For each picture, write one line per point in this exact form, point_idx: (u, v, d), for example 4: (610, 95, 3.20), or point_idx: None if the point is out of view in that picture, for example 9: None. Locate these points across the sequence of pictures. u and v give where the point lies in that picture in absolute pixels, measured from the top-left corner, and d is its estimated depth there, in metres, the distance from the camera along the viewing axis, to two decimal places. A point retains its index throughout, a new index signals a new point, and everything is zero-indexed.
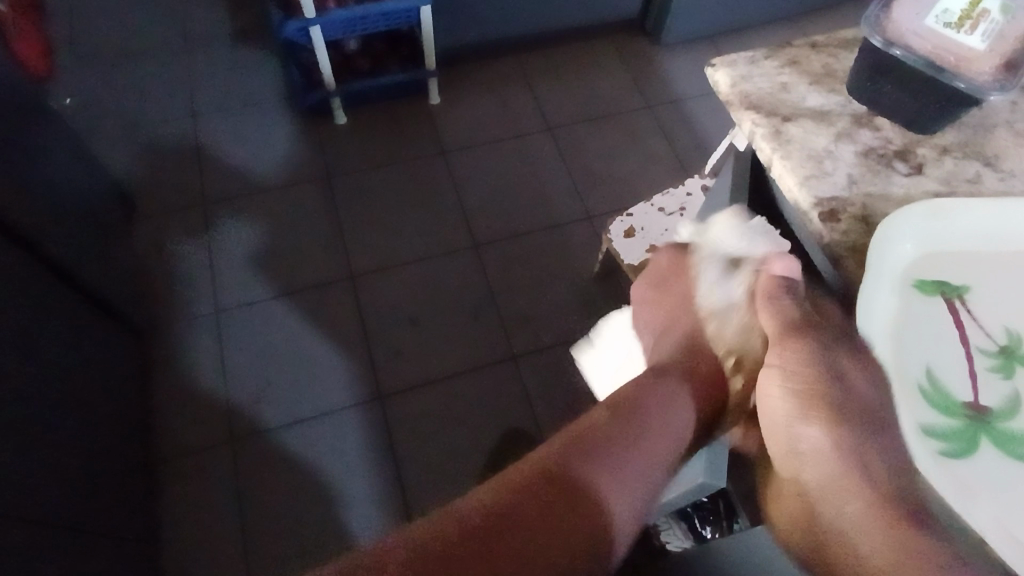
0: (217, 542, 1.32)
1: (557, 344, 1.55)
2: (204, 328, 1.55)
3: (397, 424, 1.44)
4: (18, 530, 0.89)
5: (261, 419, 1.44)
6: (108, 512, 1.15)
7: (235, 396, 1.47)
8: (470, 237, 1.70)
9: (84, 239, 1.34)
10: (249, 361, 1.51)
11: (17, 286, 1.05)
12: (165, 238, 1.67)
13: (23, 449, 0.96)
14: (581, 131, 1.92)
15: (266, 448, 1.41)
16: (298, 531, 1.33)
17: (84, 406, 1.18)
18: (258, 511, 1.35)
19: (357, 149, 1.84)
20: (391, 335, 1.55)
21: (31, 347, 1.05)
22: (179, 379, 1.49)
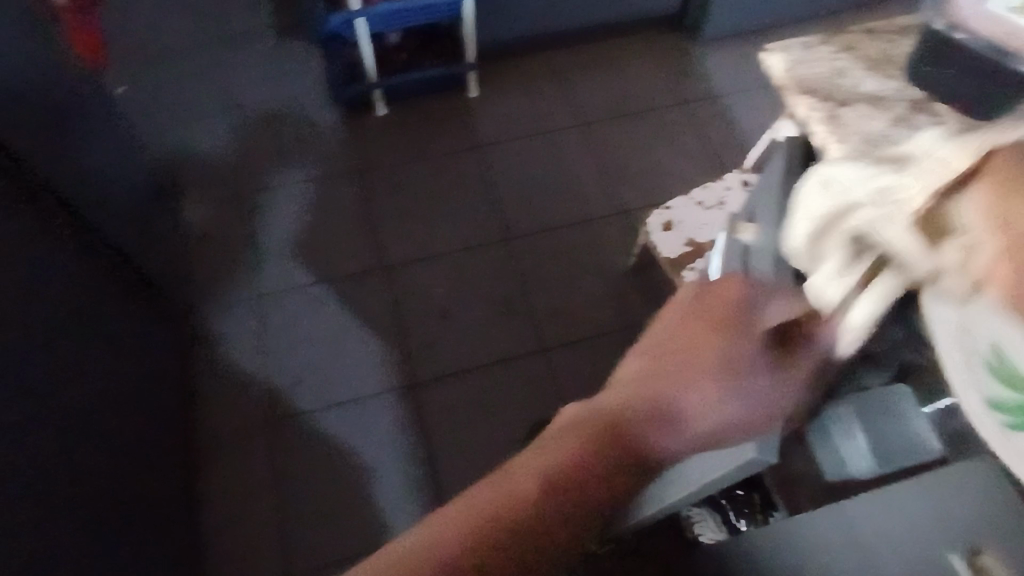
0: (253, 520, 1.36)
1: (589, 337, 1.56)
2: (246, 312, 1.59)
3: (429, 411, 1.47)
4: (59, 504, 0.92)
5: (298, 404, 1.48)
6: (149, 488, 1.20)
7: (275, 378, 1.51)
8: (504, 230, 1.72)
9: (133, 223, 1.39)
10: (289, 345, 1.55)
11: (65, 267, 1.09)
12: (208, 226, 1.72)
13: (69, 422, 1.01)
14: (616, 126, 1.92)
15: (303, 430, 1.45)
16: (332, 514, 1.37)
17: (129, 384, 1.22)
18: (294, 492, 1.39)
19: (395, 140, 1.87)
20: (425, 324, 1.57)
21: (79, 327, 1.10)
22: (221, 362, 1.53)
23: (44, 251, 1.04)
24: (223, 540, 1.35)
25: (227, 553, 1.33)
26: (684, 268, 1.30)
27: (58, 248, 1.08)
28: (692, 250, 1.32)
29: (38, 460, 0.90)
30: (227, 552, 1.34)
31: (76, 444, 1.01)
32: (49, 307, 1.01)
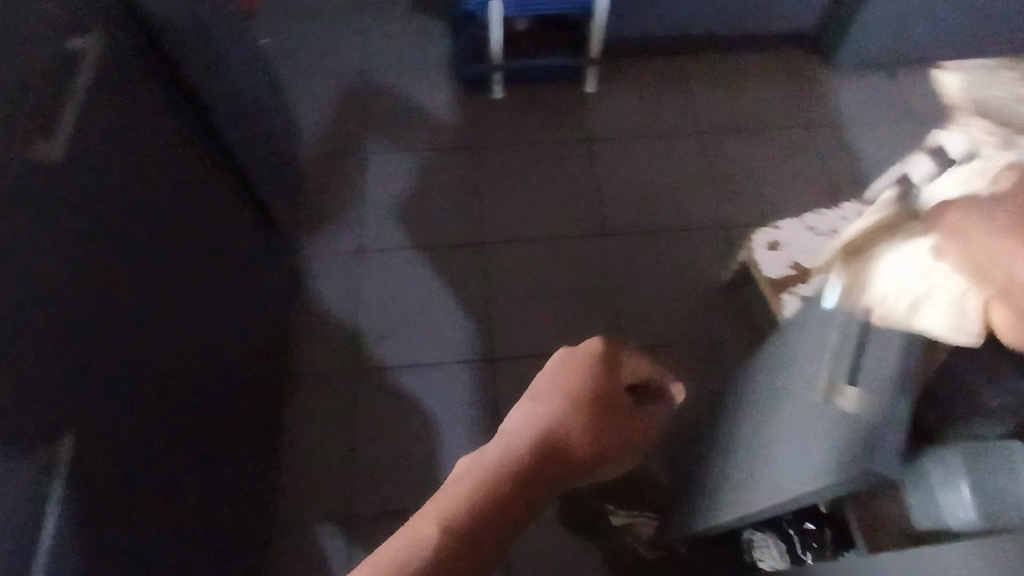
0: (326, 457, 1.43)
1: (670, 345, 1.54)
2: (345, 262, 1.66)
3: (503, 388, 1.50)
4: (191, 400, 1.00)
5: (381, 357, 1.54)
6: (254, 408, 1.27)
7: (362, 329, 1.57)
8: (600, 225, 1.72)
9: (280, 163, 1.48)
10: (380, 301, 1.61)
11: (220, 194, 1.18)
12: (321, 176, 1.79)
13: (212, 329, 1.09)
14: (730, 140, 1.88)
15: (383, 383, 1.51)
16: (399, 467, 1.42)
17: (253, 308, 1.30)
18: (366, 439, 1.45)
19: (507, 122, 1.90)
20: (511, 303, 1.60)
21: (224, 248, 1.17)
22: (315, 306, 1.61)
23: (201, 171, 1.11)
24: (295, 469, 1.42)
25: (297, 481, 1.41)
26: (786, 291, 1.27)
27: (212, 170, 1.15)
28: (799, 274, 1.28)
29: (177, 363, 0.96)
30: (298, 481, 1.41)
31: (202, 356, 1.06)
32: (200, 223, 1.08)
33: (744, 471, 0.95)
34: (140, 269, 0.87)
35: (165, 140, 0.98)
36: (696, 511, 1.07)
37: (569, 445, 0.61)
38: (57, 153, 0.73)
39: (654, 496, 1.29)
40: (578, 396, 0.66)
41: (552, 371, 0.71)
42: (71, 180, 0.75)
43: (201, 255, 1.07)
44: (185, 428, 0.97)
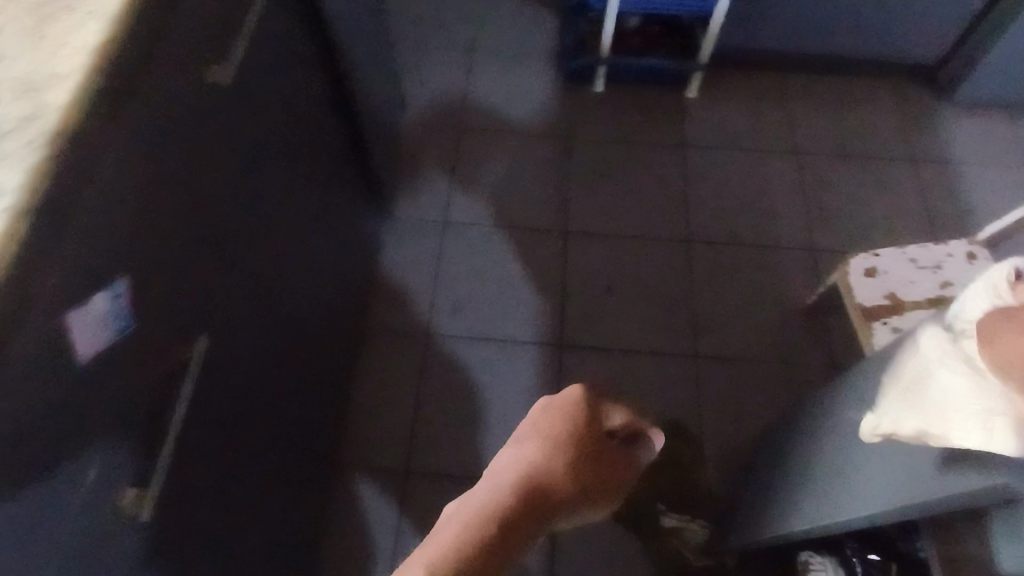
0: (391, 413, 1.47)
1: (742, 359, 1.52)
2: (430, 231, 1.70)
3: (568, 375, 1.51)
4: (292, 333, 1.05)
5: (454, 327, 1.58)
6: (336, 354, 1.32)
7: (439, 297, 1.61)
8: (685, 230, 1.71)
9: (384, 124, 1.52)
10: (459, 272, 1.65)
11: (339, 146, 1.23)
12: (416, 144, 1.83)
13: (316, 272, 1.14)
14: (829, 164, 1.83)
15: (453, 352, 1.54)
16: (460, 434, 1.45)
17: (348, 261, 1.34)
18: (431, 402, 1.48)
19: (604, 118, 1.91)
20: (587, 295, 1.62)
21: (335, 199, 1.22)
22: (395, 269, 1.65)
23: (328, 120, 1.15)
24: (361, 420, 1.46)
25: (361, 432, 1.45)
26: (876, 321, 1.23)
27: (337, 122, 1.19)
28: (892, 305, 1.25)
29: (286, 296, 1.01)
30: (362, 431, 1.45)
31: (303, 295, 1.09)
32: (320, 170, 1.11)
33: (824, 500, 0.92)
34: (270, 203, 0.91)
35: (304, 85, 1.02)
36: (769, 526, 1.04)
37: (550, 490, 0.65)
38: (229, 77, 0.76)
39: (714, 508, 1.35)
40: (558, 443, 0.70)
41: (536, 415, 0.74)
42: (236, 107, 0.79)
43: (319, 201, 1.12)
44: (283, 358, 1.02)
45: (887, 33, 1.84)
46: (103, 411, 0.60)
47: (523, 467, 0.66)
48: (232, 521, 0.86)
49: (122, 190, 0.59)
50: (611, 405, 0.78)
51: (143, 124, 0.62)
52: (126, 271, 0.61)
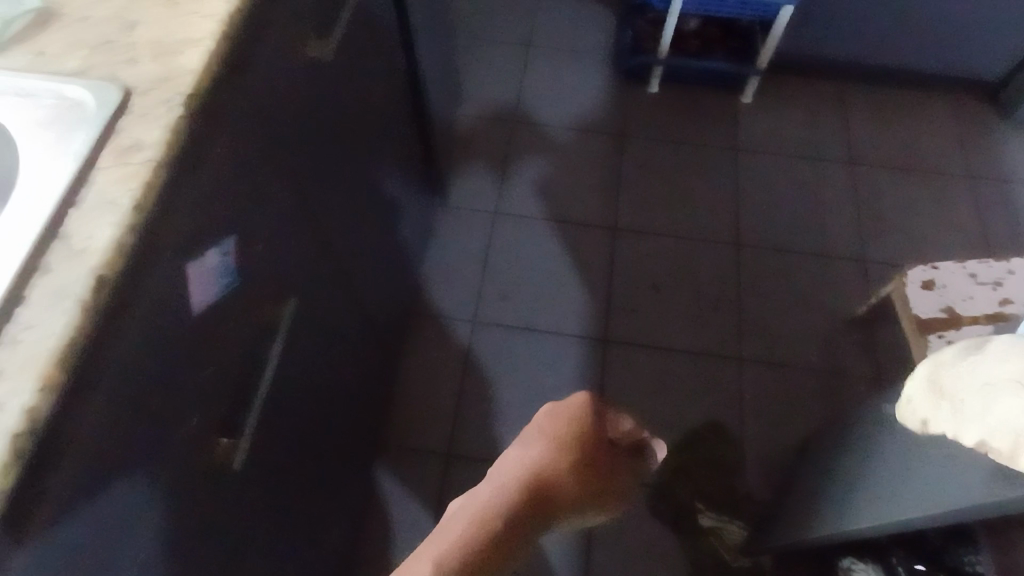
0: (437, 396, 1.50)
1: (787, 366, 1.52)
2: (481, 220, 1.73)
3: (612, 371, 1.52)
4: (356, 308, 1.08)
5: (501, 316, 1.60)
6: (389, 334, 1.34)
7: (487, 286, 1.63)
8: (735, 235, 1.71)
9: (444, 113, 1.55)
10: (508, 263, 1.67)
11: (409, 130, 1.25)
12: (470, 135, 1.86)
13: (379, 252, 1.17)
14: (885, 176, 1.82)
15: (498, 340, 1.57)
16: (503, 421, 1.47)
17: (406, 244, 1.37)
18: (476, 388, 1.51)
19: (657, 119, 1.91)
20: (633, 293, 1.62)
21: (400, 182, 1.25)
22: (444, 254, 1.67)
23: (401, 105, 1.18)
24: (406, 401, 1.49)
25: (406, 413, 1.48)
26: (932, 333, 1.22)
27: (408, 106, 1.22)
28: (948, 318, 1.23)
29: (355, 273, 1.04)
30: (407, 412, 1.48)
31: (368, 273, 1.12)
32: (392, 151, 1.15)
33: (875, 506, 0.89)
34: (350, 180, 0.94)
35: (385, 69, 1.05)
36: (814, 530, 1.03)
37: (554, 489, 0.65)
38: (331, 52, 0.79)
39: (751, 510, 1.36)
40: (565, 442, 0.70)
41: (543, 418, 0.75)
42: (330, 82, 0.82)
43: (387, 181, 1.15)
44: (348, 332, 1.05)
45: (952, 47, 1.82)
46: (210, 359, 0.63)
47: (530, 465, 0.66)
48: (299, 482, 0.89)
49: (239, 155, 0.63)
50: (618, 414, 0.79)
51: (261, 93, 0.65)
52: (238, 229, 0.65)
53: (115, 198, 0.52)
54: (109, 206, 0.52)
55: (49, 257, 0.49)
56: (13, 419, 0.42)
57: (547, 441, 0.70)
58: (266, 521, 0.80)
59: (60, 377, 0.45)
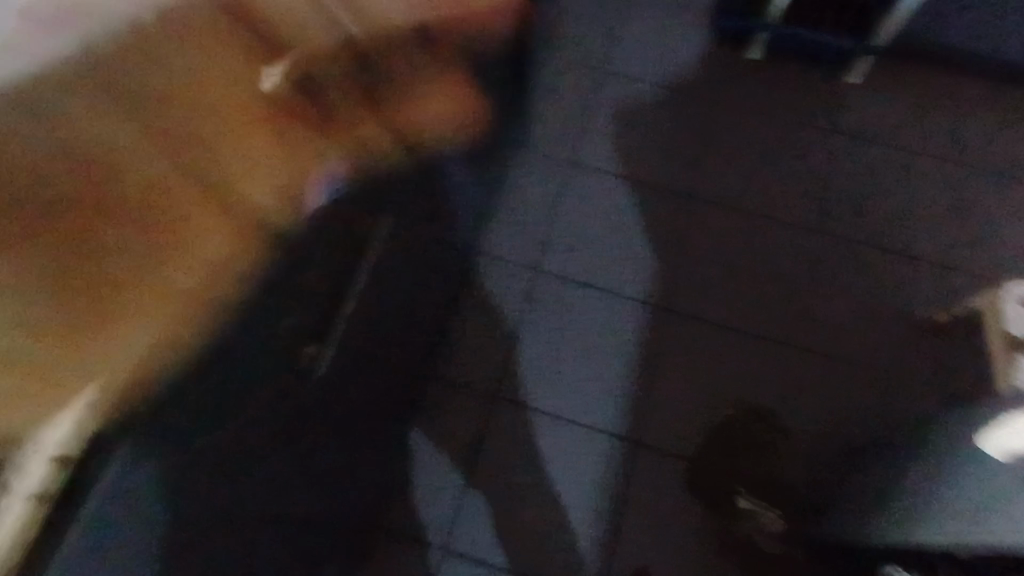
0: (490, 342, 1.44)
1: (847, 364, 1.47)
2: (557, 167, 1.62)
3: (671, 345, 1.47)
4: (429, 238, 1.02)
5: (566, 270, 1.52)
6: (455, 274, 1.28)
7: (555, 238, 1.55)
8: (817, 222, 1.62)
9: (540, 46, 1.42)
10: (579, 216, 1.58)
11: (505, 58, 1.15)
12: (557, 73, 1.74)
13: None
14: (983, 178, 1.70)
15: (562, 294, 1.50)
16: (556, 378, 1.43)
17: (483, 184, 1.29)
18: (532, 340, 1.46)
19: (754, 83, 1.77)
20: (703, 268, 1.55)
21: (489, 115, 1.17)
22: (515, 196, 1.58)
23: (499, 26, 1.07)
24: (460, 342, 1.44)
25: (458, 354, 1.43)
26: None
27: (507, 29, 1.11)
28: None
29: None
30: (459, 354, 1.43)
31: None
32: (488, 82, 1.08)
33: (965, 516, 0.85)
34: None
35: None
36: (878, 530, 0.99)
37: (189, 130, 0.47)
38: None
39: (793, 504, 1.34)
40: (215, 56, 0.48)
41: None
42: None
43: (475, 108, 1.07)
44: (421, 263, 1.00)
45: None
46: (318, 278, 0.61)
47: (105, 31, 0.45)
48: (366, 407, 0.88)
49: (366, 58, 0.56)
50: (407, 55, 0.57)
51: None
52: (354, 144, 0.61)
53: (249, 89, 0.49)
54: (241, 96, 0.49)
55: (162, 132, 0.46)
56: (141, 299, 0.44)
57: (204, 45, 0.48)
58: (324, 443, 0.78)
59: (192, 267, 0.45)
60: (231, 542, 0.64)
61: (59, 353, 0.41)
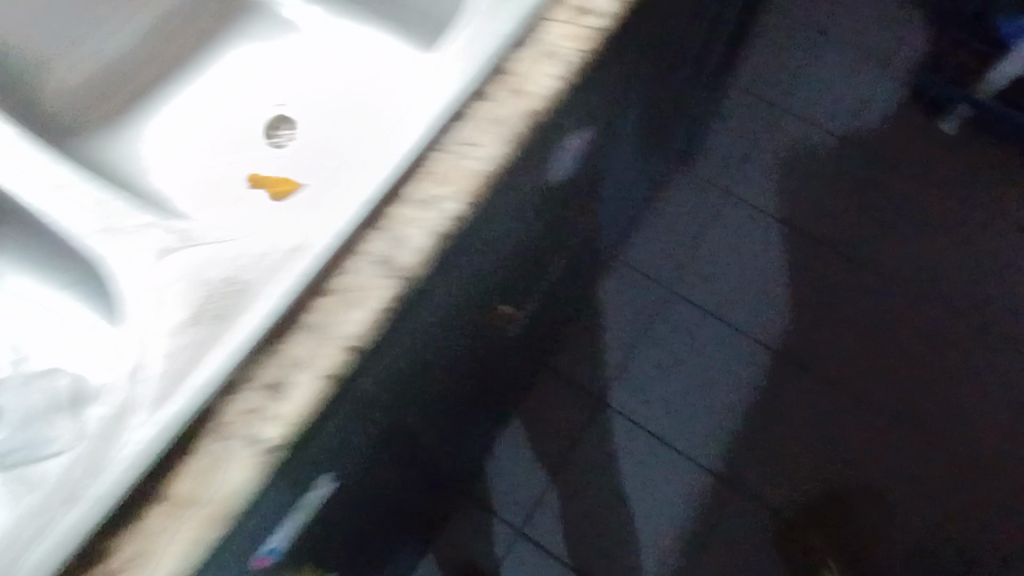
0: (597, 358, 1.32)
1: (997, 489, 1.25)
2: (713, 191, 1.47)
3: (794, 412, 1.30)
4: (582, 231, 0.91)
5: (698, 299, 1.38)
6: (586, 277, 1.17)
7: (692, 265, 1.40)
8: (1000, 320, 1.38)
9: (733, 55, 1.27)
10: (725, 247, 1.42)
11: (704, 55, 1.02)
12: (734, 94, 1.56)
13: (621, 180, 0.98)
14: None
15: (686, 323, 1.35)
16: (658, 412, 1.29)
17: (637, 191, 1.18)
18: (640, 364, 1.32)
19: (960, 146, 1.53)
20: (851, 338, 1.36)
21: (670, 116, 1.04)
22: (663, 210, 1.45)
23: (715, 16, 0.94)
24: (567, 349, 1.33)
25: (563, 361, 1.32)
26: None
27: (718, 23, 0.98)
28: None
29: (599, 193, 0.88)
30: (564, 361, 1.32)
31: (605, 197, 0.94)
32: (685, 91, 1.04)
33: None
34: (646, 84, 0.76)
35: None
36: None
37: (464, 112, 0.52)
38: None
39: None
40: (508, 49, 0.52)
41: None
42: None
43: (666, 101, 0.94)
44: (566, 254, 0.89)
45: None
46: (494, 230, 0.55)
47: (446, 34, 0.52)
48: (492, 375, 0.88)
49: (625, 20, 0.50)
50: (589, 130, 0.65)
51: None
52: (588, 119, 0.63)
53: (556, 51, 0.51)
54: (551, 57, 0.51)
55: (493, 85, 0.50)
56: (445, 217, 0.46)
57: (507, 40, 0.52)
58: (425, 424, 0.69)
59: (480, 198, 0.47)
60: (353, 488, 0.59)
61: (375, 249, 0.44)
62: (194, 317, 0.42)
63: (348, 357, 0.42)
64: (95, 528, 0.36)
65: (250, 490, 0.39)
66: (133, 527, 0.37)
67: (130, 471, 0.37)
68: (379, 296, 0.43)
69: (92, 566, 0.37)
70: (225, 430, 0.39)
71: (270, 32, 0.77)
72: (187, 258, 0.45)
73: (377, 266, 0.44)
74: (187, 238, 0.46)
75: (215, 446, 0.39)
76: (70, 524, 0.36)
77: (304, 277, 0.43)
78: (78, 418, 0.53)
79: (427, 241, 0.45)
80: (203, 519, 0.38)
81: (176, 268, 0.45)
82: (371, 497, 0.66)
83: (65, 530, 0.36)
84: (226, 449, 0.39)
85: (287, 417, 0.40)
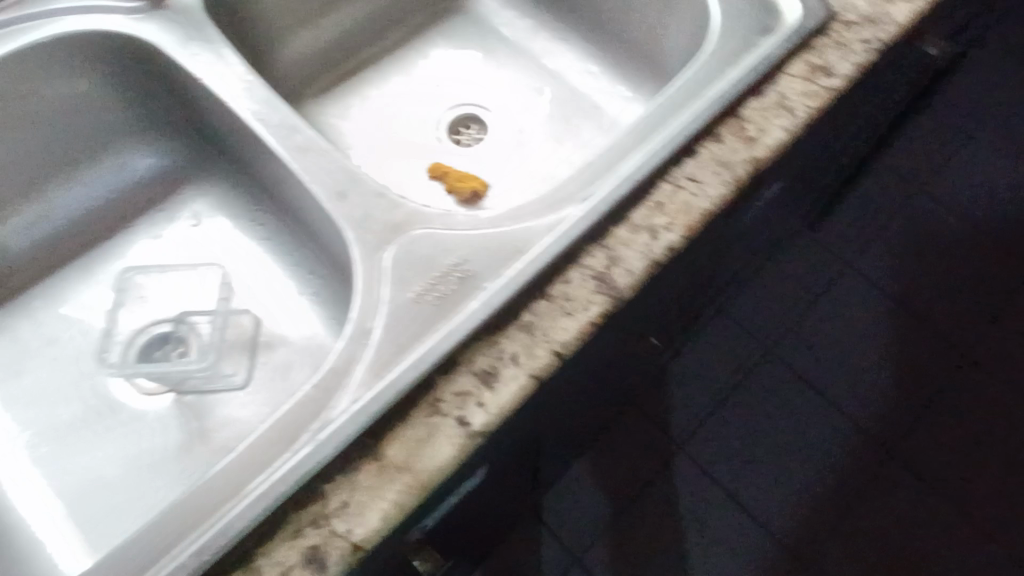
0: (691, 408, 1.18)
1: None
2: (853, 256, 1.32)
3: (907, 520, 1.10)
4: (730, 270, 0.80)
5: (816, 370, 1.22)
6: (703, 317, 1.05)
7: (817, 332, 1.25)
8: None
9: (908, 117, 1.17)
10: (855, 319, 1.26)
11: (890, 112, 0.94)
12: (893, 160, 1.42)
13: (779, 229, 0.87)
14: None
15: (798, 392, 1.20)
16: (746, 483, 1.13)
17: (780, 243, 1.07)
18: (737, 425, 1.17)
19: None
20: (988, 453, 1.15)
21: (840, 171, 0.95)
22: (792, 265, 1.31)
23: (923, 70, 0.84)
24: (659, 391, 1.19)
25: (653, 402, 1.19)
26: None
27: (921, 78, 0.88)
28: None
29: (761, 232, 0.77)
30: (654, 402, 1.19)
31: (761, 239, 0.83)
32: (854, 160, 1.00)
33: None
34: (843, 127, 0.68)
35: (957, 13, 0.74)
36: None
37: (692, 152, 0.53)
38: None
39: None
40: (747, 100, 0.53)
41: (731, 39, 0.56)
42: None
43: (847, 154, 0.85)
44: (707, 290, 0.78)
45: None
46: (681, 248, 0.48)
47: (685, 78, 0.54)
48: (603, 403, 0.83)
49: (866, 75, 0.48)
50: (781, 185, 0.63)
51: None
52: (786, 175, 0.63)
53: (790, 107, 0.53)
54: (784, 111, 0.52)
55: (724, 130, 0.52)
56: (664, 246, 0.47)
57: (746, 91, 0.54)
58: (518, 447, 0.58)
59: (696, 232, 0.48)
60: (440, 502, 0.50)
61: (593, 264, 0.46)
62: (419, 294, 0.45)
63: (556, 362, 0.43)
64: (316, 471, 0.39)
65: (449, 469, 0.41)
66: (347, 479, 0.40)
67: (356, 426, 0.40)
68: (592, 308, 0.45)
69: (305, 507, 0.39)
70: (439, 407, 0.42)
71: (477, 39, 0.83)
72: (417, 239, 0.47)
73: (594, 280, 0.46)
74: (413, 214, 0.48)
75: (428, 419, 0.42)
76: (297, 461, 0.39)
77: (529, 279, 0.45)
78: (252, 361, 0.65)
79: (643, 265, 0.46)
80: (407, 486, 0.40)
81: (404, 245, 0.47)
82: (490, 497, 0.67)
83: (291, 469, 0.39)
84: (437, 424, 0.41)
85: (493, 406, 0.42)
